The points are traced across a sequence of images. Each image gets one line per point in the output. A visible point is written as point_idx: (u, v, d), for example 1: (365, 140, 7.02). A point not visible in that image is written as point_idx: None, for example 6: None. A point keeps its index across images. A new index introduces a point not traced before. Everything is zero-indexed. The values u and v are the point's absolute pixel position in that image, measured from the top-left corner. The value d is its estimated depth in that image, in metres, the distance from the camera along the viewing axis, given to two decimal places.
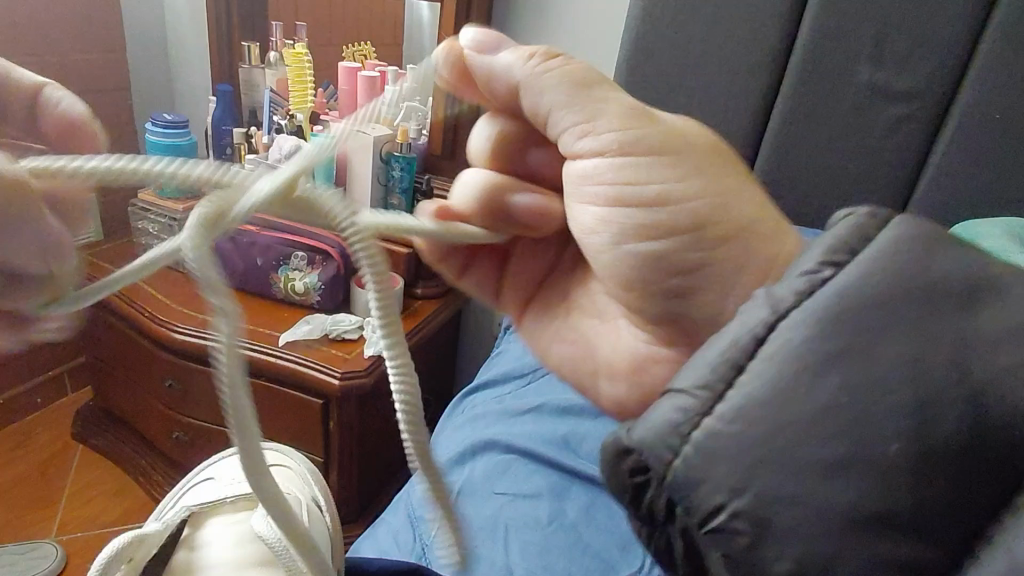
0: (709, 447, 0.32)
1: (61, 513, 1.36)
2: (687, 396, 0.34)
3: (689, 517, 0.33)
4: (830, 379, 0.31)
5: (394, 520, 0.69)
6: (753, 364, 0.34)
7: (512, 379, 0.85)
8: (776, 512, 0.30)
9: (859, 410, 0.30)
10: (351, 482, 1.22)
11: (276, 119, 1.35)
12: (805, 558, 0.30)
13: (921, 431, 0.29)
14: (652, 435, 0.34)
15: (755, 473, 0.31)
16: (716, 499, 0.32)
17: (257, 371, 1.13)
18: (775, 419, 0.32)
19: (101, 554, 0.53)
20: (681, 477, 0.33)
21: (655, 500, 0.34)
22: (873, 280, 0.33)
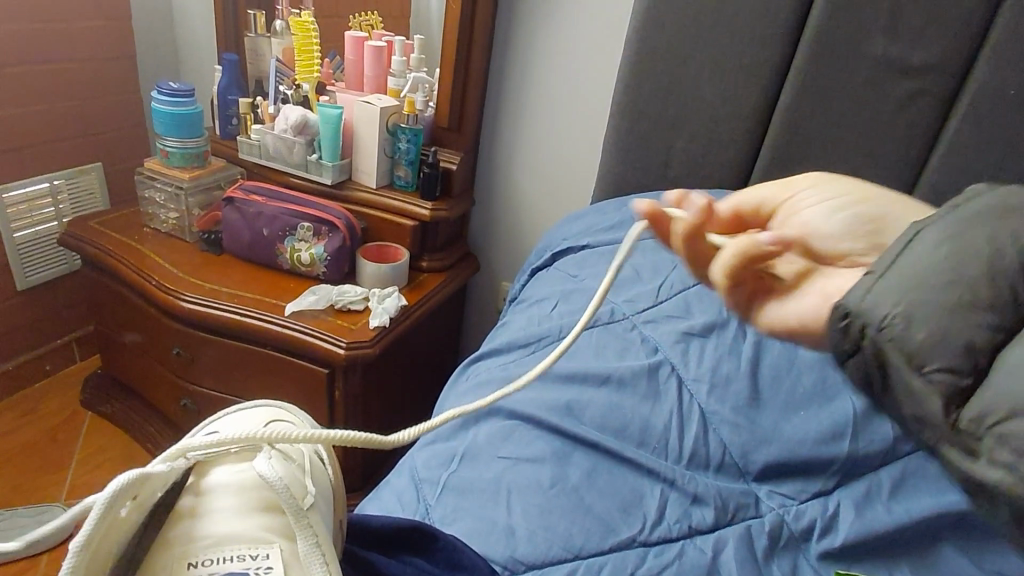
0: (881, 280, 0.38)
1: (71, 478, 1.38)
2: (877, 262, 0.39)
3: (865, 319, 0.37)
4: (965, 276, 0.35)
5: (398, 482, 0.72)
6: (928, 229, 0.39)
7: (517, 347, 0.86)
8: (928, 303, 0.35)
9: (965, 317, 0.34)
10: (356, 451, 1.24)
11: (282, 89, 1.35)
12: (937, 342, 0.35)
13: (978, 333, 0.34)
14: (853, 288, 0.39)
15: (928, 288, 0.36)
16: (885, 306, 0.37)
17: (263, 340, 1.14)
18: (947, 255, 0.36)
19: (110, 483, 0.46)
20: (860, 306, 0.38)
21: (857, 340, 0.38)
22: (953, 254, 0.36)
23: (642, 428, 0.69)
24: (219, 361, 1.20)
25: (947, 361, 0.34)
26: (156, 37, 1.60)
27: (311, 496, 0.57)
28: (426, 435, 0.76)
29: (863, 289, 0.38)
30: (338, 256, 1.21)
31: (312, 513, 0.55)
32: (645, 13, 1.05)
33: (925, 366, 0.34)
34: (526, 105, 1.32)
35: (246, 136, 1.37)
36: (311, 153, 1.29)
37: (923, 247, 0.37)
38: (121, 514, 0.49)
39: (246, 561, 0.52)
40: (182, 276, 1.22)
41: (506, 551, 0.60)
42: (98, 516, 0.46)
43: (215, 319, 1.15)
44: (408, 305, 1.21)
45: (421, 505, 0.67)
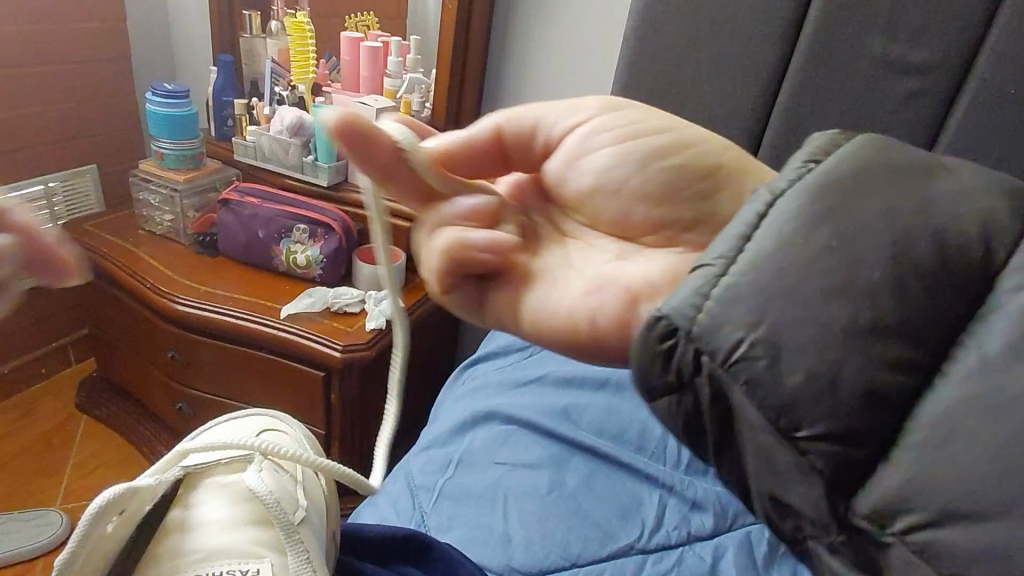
0: (724, 298, 0.39)
1: (66, 482, 1.37)
2: (713, 266, 0.41)
3: (712, 356, 0.39)
4: (818, 287, 0.38)
5: (393, 488, 0.71)
6: (758, 235, 0.41)
7: (513, 352, 0.86)
8: (790, 333, 0.37)
9: (832, 357, 0.37)
10: (353, 454, 1.23)
11: (277, 89, 1.34)
12: (813, 372, 0.36)
13: (869, 378, 0.36)
14: (675, 299, 0.40)
15: (768, 306, 0.38)
16: (738, 334, 0.38)
17: (259, 343, 1.14)
18: (792, 262, 0.39)
19: (96, 501, 0.49)
20: (706, 326, 0.39)
21: (682, 357, 0.40)
22: (790, 255, 0.39)
23: (640, 434, 0.70)
24: (214, 364, 1.19)
25: (818, 430, 0.37)
26: (151, 38, 1.60)
27: (302, 510, 0.59)
28: (423, 440, 0.76)
29: (691, 304, 0.40)
30: (335, 258, 1.20)
31: (303, 528, 0.58)
32: (642, 13, 1.04)
33: (795, 425, 0.37)
34: (523, 106, 1.32)
35: (242, 137, 1.36)
36: (306, 154, 1.28)
37: (763, 255, 0.40)
38: (107, 530, 0.51)
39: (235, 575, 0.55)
40: (177, 278, 1.21)
41: (503, 557, 0.59)
42: (82, 533, 0.48)
43: (210, 322, 1.14)
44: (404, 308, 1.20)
45: (416, 512, 0.66)
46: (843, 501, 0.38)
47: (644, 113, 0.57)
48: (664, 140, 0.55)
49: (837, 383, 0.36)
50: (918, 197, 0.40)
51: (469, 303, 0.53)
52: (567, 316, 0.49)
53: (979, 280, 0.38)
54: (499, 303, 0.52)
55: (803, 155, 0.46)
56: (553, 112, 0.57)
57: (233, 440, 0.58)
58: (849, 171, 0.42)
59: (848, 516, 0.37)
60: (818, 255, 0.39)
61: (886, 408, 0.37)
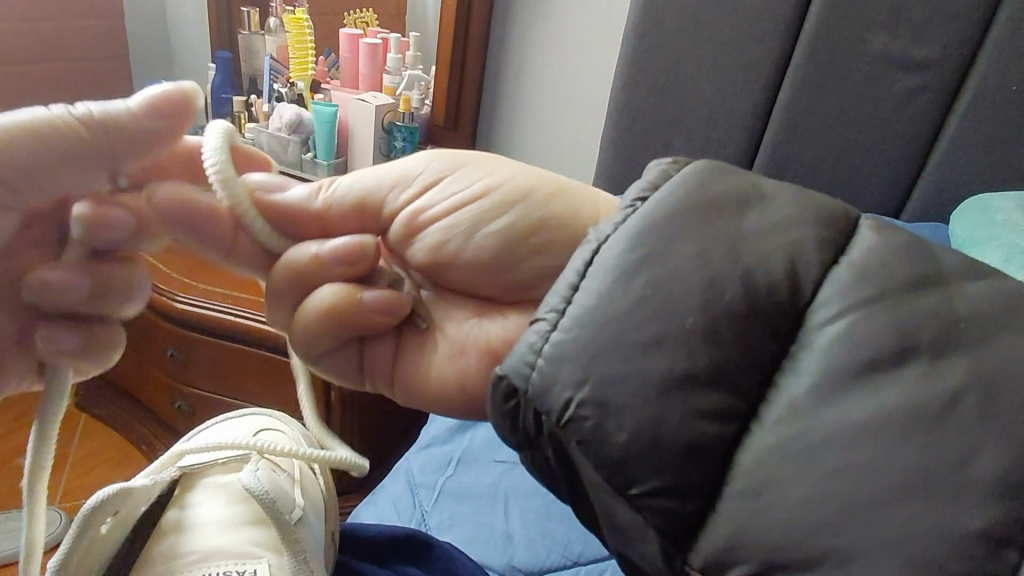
0: (553, 360, 0.37)
1: (65, 481, 1.37)
2: (544, 321, 0.39)
3: (549, 417, 0.36)
4: (646, 330, 0.36)
5: (394, 487, 0.71)
6: (586, 285, 0.39)
7: None
8: (614, 391, 0.35)
9: (648, 410, 0.35)
10: (353, 452, 1.23)
11: (276, 86, 1.33)
12: (635, 430, 0.35)
13: (688, 427, 0.35)
14: (513, 357, 0.38)
15: (591, 364, 0.36)
16: (569, 393, 0.36)
17: (259, 341, 1.13)
18: (616, 308, 0.37)
19: (91, 499, 0.48)
20: (538, 384, 0.37)
21: (525, 418, 0.37)
22: (605, 301, 0.38)
23: None
24: (214, 362, 1.19)
25: (649, 483, 0.35)
26: (148, 36, 1.59)
27: (299, 509, 0.59)
28: (422, 439, 0.75)
29: (521, 366, 0.38)
30: None
31: (301, 528, 0.57)
32: (642, 10, 1.04)
33: (627, 482, 0.35)
34: (523, 103, 1.31)
35: (240, 134, 1.34)
36: (305, 151, 1.27)
37: (590, 306, 0.38)
38: (100, 532, 0.51)
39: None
40: (176, 276, 1.21)
41: (505, 556, 0.59)
42: (75, 533, 0.48)
43: (210, 320, 1.14)
44: None
45: (417, 511, 0.66)
46: (680, 554, 0.34)
47: (483, 166, 0.56)
48: (498, 200, 0.54)
49: (659, 436, 0.34)
50: (728, 233, 0.39)
51: (350, 366, 0.58)
52: (440, 380, 0.54)
53: (789, 317, 0.37)
54: (378, 367, 0.57)
55: (629, 197, 0.43)
56: (391, 180, 0.56)
57: (230, 440, 0.58)
58: (678, 202, 0.41)
59: (684, 568, 0.34)
60: (635, 309, 0.37)
61: (710, 458, 0.35)
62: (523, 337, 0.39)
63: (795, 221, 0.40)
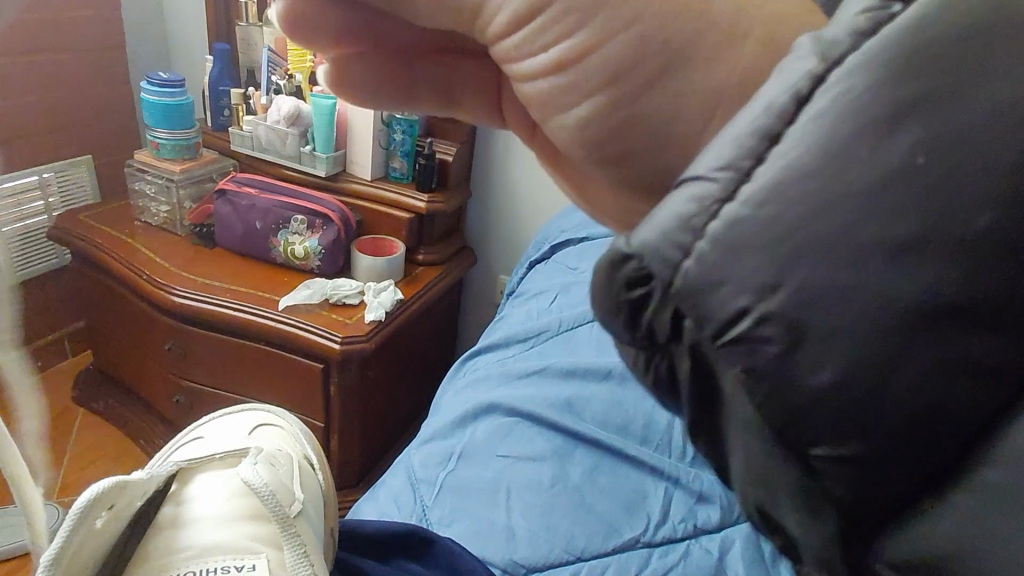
0: (717, 253, 0.22)
1: (64, 476, 1.36)
2: (708, 183, 0.23)
3: (700, 329, 0.22)
4: (909, 220, 0.21)
5: (394, 481, 0.70)
6: (798, 126, 0.22)
7: (516, 342, 0.85)
8: (820, 310, 0.21)
9: (888, 365, 0.21)
10: (353, 446, 1.22)
11: (274, 78, 1.29)
12: (856, 374, 0.21)
13: (965, 401, 0.22)
14: (651, 229, 0.23)
15: (797, 259, 0.21)
16: (741, 300, 0.21)
17: (256, 335, 1.12)
18: (865, 177, 0.21)
19: (86, 494, 0.48)
20: (694, 279, 0.22)
21: (655, 319, 0.22)
22: (835, 161, 0.22)
23: (644, 426, 0.69)
24: (213, 356, 1.18)
25: (853, 459, 0.22)
26: (146, 28, 1.57)
27: (298, 503, 0.59)
28: (423, 433, 0.74)
29: (659, 248, 0.22)
30: (333, 250, 1.19)
31: (299, 522, 0.57)
32: None
33: (808, 441, 0.22)
34: None
35: (239, 127, 1.33)
36: (305, 144, 1.26)
37: (779, 186, 0.22)
38: (96, 525, 0.50)
39: (230, 571, 0.54)
40: (174, 270, 1.20)
41: (507, 552, 0.58)
42: (70, 528, 0.46)
43: (208, 314, 1.13)
44: (403, 299, 1.19)
45: (418, 506, 0.65)
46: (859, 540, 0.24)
47: None
48: None
49: (886, 399, 0.21)
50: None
51: None
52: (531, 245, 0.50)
53: None
54: None
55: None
56: None
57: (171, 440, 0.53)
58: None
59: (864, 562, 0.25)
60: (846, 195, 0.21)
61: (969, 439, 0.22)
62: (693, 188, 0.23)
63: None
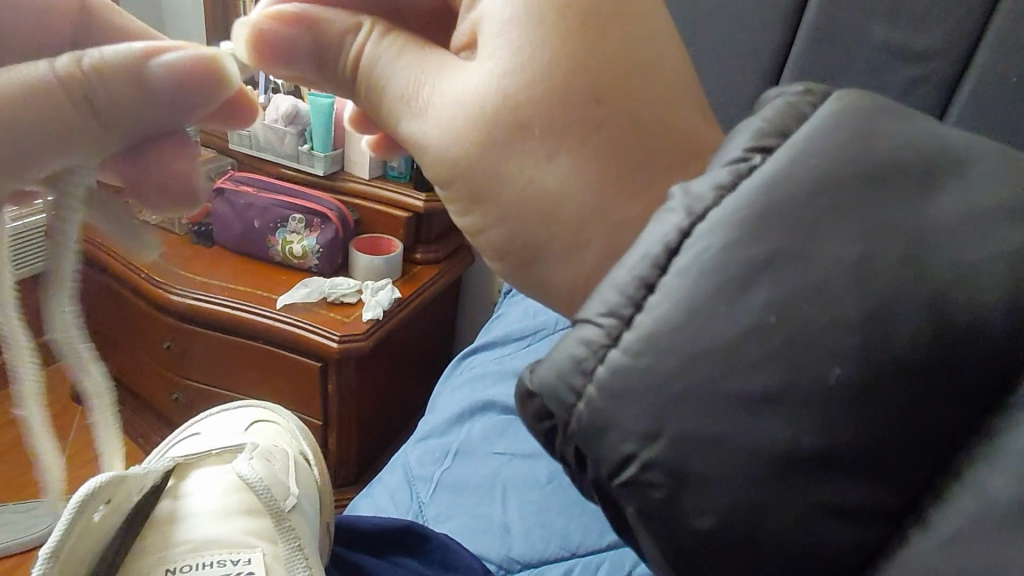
0: (602, 401, 0.30)
1: (64, 473, 1.36)
2: (594, 328, 0.31)
3: (599, 469, 0.31)
4: (759, 348, 0.29)
5: (391, 478, 0.71)
6: (663, 285, 0.31)
7: (512, 341, 0.85)
8: (692, 456, 0.29)
9: (759, 497, 0.28)
10: (350, 444, 1.22)
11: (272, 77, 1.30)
12: (729, 511, 0.29)
13: (821, 515, 0.28)
14: (551, 374, 0.31)
15: (670, 411, 0.29)
16: (629, 446, 0.30)
17: (254, 334, 1.12)
18: (718, 338, 0.29)
19: (84, 486, 0.48)
20: (587, 423, 0.30)
21: (563, 449, 0.32)
22: (697, 324, 0.30)
23: None
24: (211, 354, 1.18)
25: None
26: None
27: (293, 497, 0.60)
28: (420, 430, 0.75)
29: (551, 388, 0.31)
30: (331, 248, 1.19)
31: (295, 516, 0.58)
32: None
33: (694, 542, 0.29)
34: None
35: None
36: (302, 142, 1.26)
37: (657, 341, 0.30)
38: (94, 519, 0.50)
39: (226, 565, 0.54)
40: (172, 268, 1.20)
41: (502, 548, 0.59)
42: (67, 519, 0.47)
43: (205, 312, 1.13)
44: (401, 298, 1.19)
45: (415, 502, 0.66)
46: None
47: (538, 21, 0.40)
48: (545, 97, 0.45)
49: (746, 518, 0.29)
50: (856, 265, 0.29)
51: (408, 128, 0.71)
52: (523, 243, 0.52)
53: (993, 371, 0.28)
54: None
55: (741, 144, 0.34)
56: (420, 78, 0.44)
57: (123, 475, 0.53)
58: (812, 179, 0.31)
59: None
60: (706, 352, 0.29)
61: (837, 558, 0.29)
62: (587, 336, 0.31)
63: (989, 216, 0.29)
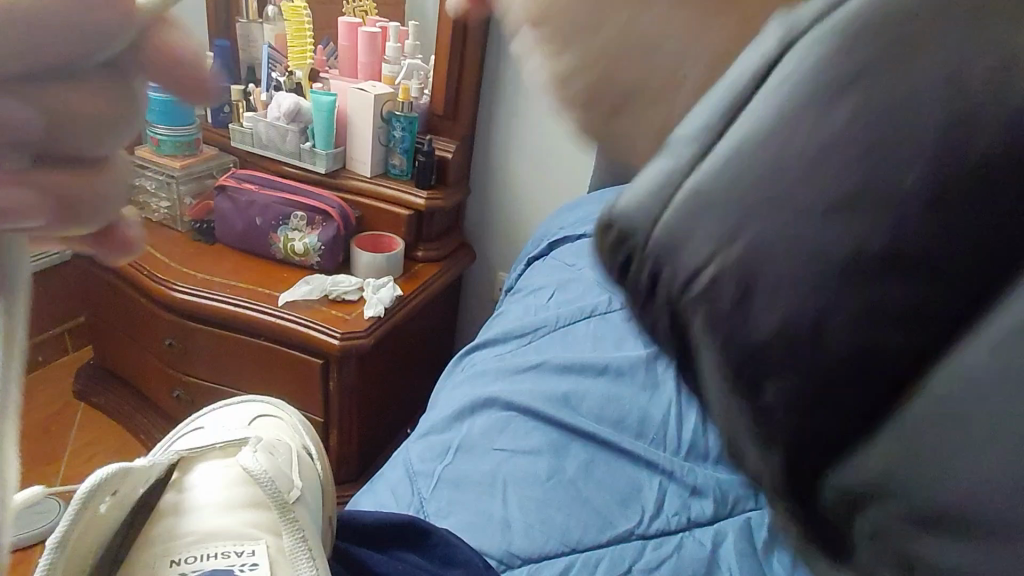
0: (683, 216, 0.18)
1: (66, 470, 1.37)
2: (679, 141, 0.19)
3: (669, 292, 0.19)
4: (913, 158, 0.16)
5: (392, 475, 0.71)
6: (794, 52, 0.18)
7: (512, 338, 0.86)
8: (808, 274, 0.17)
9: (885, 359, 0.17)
10: (351, 441, 1.23)
11: (274, 76, 1.31)
12: (850, 358, 0.17)
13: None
14: (636, 196, 0.19)
15: (760, 216, 0.17)
16: (709, 262, 0.18)
17: (256, 331, 1.13)
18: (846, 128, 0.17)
19: (91, 477, 0.48)
20: (667, 238, 0.19)
21: (634, 291, 0.20)
22: (826, 90, 0.17)
23: (642, 419, 0.70)
24: (214, 353, 1.19)
25: (861, 491, 0.18)
26: None
27: (297, 489, 0.60)
28: (420, 427, 0.75)
29: (653, 207, 0.19)
30: (333, 246, 1.19)
31: (298, 508, 0.58)
32: None
33: (802, 446, 0.18)
34: (521, 95, 1.30)
35: (239, 123, 1.34)
36: (304, 140, 1.27)
37: (752, 139, 0.18)
38: (100, 510, 0.50)
39: (230, 556, 0.54)
40: (174, 266, 1.20)
41: (503, 544, 0.59)
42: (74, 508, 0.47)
43: (208, 310, 1.13)
44: (403, 296, 1.19)
45: (416, 498, 0.66)
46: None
47: None
48: None
49: (890, 398, 0.17)
50: None
51: None
52: None
53: None
54: None
55: None
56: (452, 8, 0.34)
57: (129, 469, 0.53)
58: None
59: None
60: (818, 155, 0.17)
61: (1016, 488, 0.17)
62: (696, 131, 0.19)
63: None
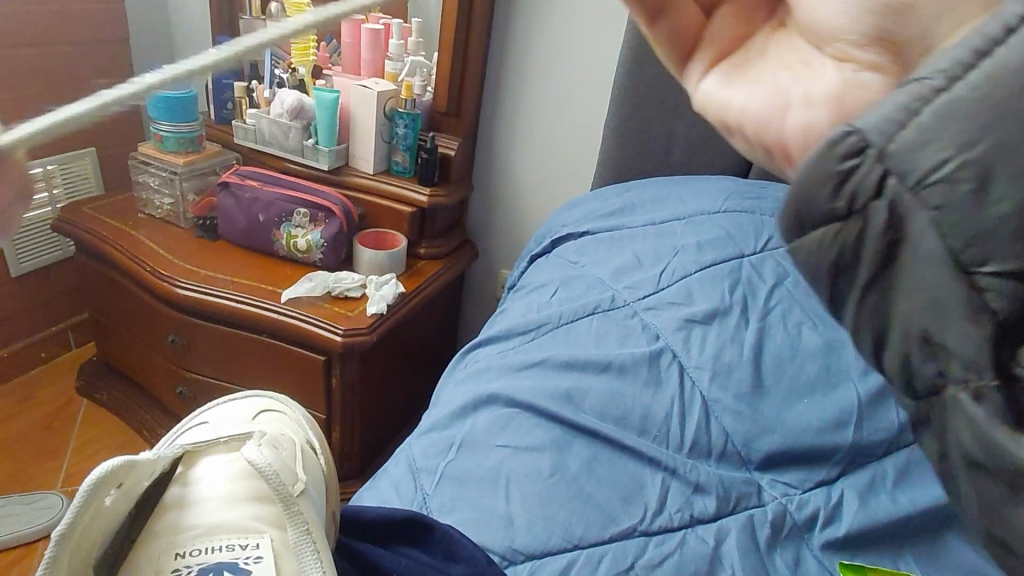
0: (930, 125, 0.24)
1: (69, 466, 1.37)
2: (927, 80, 0.25)
3: (897, 183, 0.25)
4: None
5: (394, 471, 0.71)
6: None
7: (515, 335, 0.86)
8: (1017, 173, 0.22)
9: None
10: (353, 438, 1.23)
11: (277, 72, 1.31)
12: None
13: None
14: (877, 115, 0.25)
15: (996, 131, 0.23)
16: (939, 159, 0.24)
17: (259, 327, 1.13)
18: None
19: (98, 470, 0.49)
20: (899, 155, 0.25)
21: (857, 194, 0.26)
22: None
23: (643, 416, 0.69)
24: (217, 349, 1.19)
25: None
26: (150, 20, 1.57)
27: (301, 483, 0.61)
28: (423, 424, 0.75)
29: (893, 128, 0.25)
30: (335, 243, 1.19)
31: (302, 500, 0.58)
32: None
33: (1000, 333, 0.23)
34: (524, 92, 1.30)
35: (242, 120, 1.34)
36: (307, 137, 1.27)
37: (990, 84, 0.23)
38: (105, 503, 0.51)
39: (235, 549, 0.54)
40: (177, 262, 1.20)
41: (505, 539, 0.59)
42: (80, 502, 0.48)
43: (210, 306, 1.14)
44: (405, 293, 1.19)
45: (419, 494, 0.66)
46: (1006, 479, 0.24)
47: None
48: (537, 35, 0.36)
49: None
50: None
51: None
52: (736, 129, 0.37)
53: None
54: None
55: None
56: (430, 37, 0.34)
57: (137, 462, 0.53)
58: None
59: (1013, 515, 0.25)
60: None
61: None
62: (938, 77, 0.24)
63: None
